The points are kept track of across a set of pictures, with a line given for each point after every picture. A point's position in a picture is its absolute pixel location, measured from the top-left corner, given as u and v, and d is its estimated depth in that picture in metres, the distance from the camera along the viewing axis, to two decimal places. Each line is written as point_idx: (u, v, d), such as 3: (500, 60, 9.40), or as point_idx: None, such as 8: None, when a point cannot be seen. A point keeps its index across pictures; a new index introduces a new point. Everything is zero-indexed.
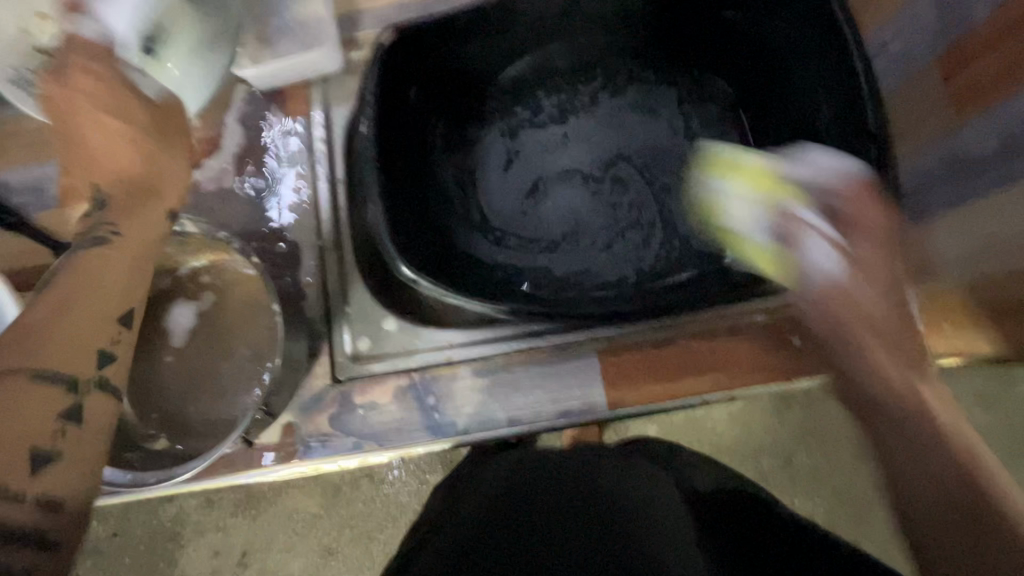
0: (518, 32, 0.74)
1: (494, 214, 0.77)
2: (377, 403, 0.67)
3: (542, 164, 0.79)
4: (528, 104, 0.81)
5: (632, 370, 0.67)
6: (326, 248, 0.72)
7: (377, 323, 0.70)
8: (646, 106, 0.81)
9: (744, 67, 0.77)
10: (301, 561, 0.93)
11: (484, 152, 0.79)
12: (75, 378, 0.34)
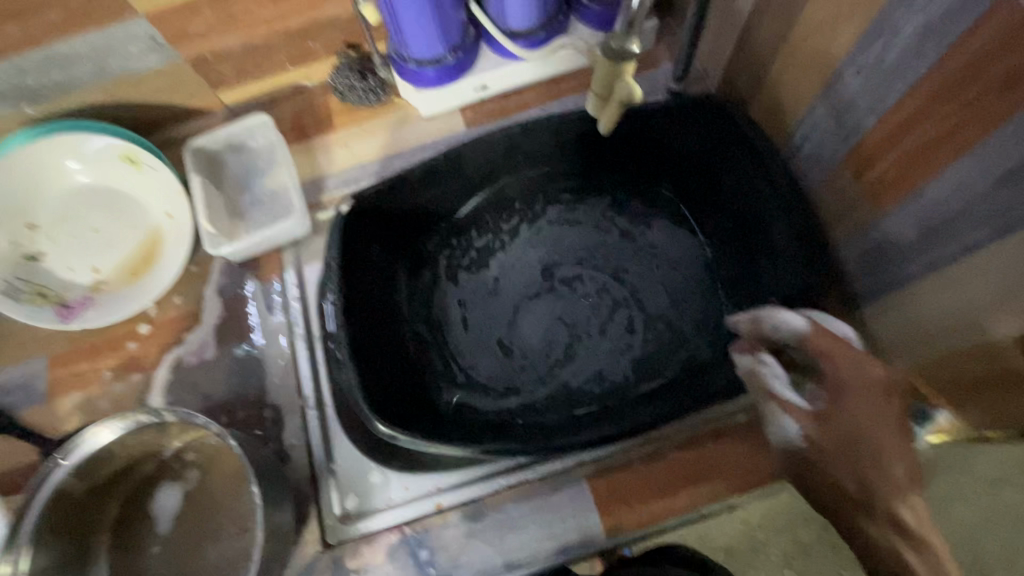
0: (462, 177, 0.81)
1: (473, 358, 0.77)
2: (371, 565, 0.65)
3: (500, 305, 0.80)
4: (468, 244, 0.83)
5: (624, 491, 0.65)
6: (308, 406, 0.74)
7: (365, 476, 0.70)
8: (574, 216, 0.84)
9: (669, 165, 0.82)
10: None
11: (446, 304, 0.80)
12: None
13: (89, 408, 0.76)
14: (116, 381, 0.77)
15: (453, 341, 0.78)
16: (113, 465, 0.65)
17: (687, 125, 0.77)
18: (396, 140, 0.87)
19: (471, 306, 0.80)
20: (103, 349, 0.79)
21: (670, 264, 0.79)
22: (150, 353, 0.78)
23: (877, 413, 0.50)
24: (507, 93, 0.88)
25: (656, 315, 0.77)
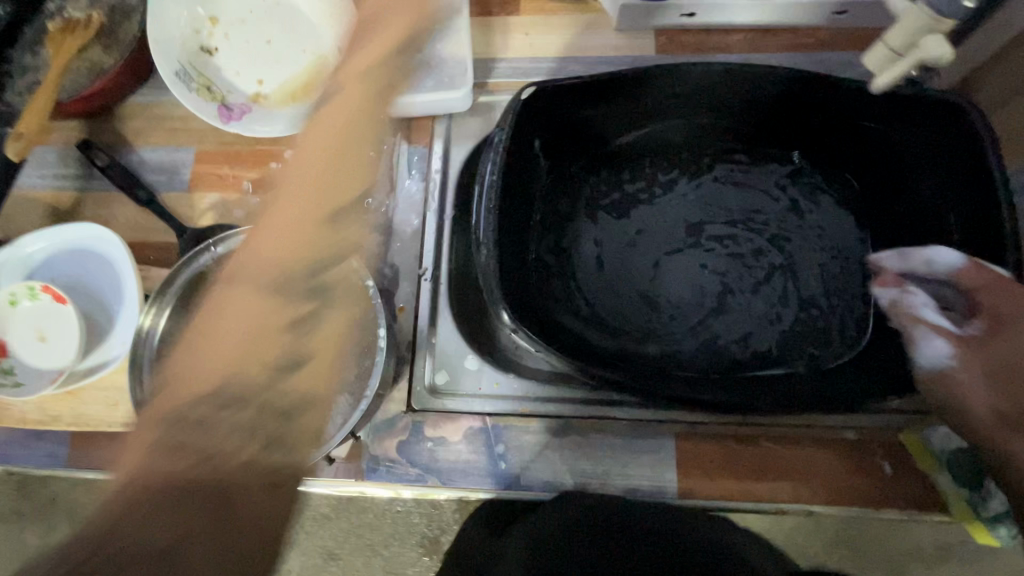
0: (636, 105, 0.76)
1: (597, 297, 0.75)
2: (447, 440, 0.67)
3: (643, 249, 0.78)
4: (618, 183, 0.81)
5: (708, 461, 0.65)
6: (424, 277, 0.74)
7: (460, 359, 0.71)
8: (731, 185, 0.81)
9: (864, 164, 0.77)
10: (299, 558, 1.18)
11: (581, 241, 0.78)
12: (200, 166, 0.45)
13: (223, 212, 0.79)
14: (252, 195, 0.79)
15: (585, 271, 0.76)
16: None
17: (918, 126, 0.69)
18: (580, 42, 0.82)
19: (604, 243, 0.78)
20: (246, 162, 0.80)
21: (830, 256, 0.77)
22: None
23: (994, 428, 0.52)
24: (712, 28, 0.80)
25: (800, 304, 0.75)
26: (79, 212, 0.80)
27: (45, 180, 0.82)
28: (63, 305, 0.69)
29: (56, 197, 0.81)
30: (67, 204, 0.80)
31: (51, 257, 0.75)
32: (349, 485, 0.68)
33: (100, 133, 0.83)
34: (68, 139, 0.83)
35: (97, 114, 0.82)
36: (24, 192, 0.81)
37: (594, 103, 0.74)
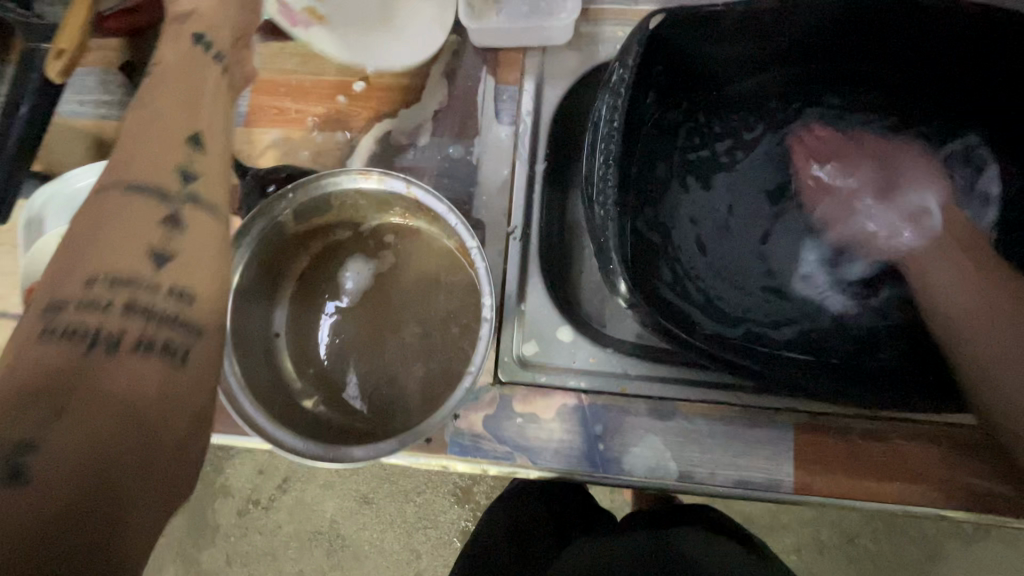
0: (753, 45, 0.64)
1: (698, 270, 0.67)
2: (538, 418, 0.62)
3: (734, 216, 0.69)
4: (705, 140, 0.71)
5: (830, 455, 0.58)
6: (513, 236, 0.66)
7: (552, 330, 0.65)
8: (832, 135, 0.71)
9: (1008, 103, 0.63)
10: (336, 501, 1.21)
11: (678, 214, 0.69)
12: (190, 282, 0.40)
13: (285, 151, 0.69)
14: (318, 133, 0.70)
15: (678, 238, 0.68)
16: (320, 219, 0.61)
17: None
18: None
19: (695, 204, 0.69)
20: (311, 94, 0.70)
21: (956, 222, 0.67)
22: (360, 117, 0.70)
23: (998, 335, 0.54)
24: None
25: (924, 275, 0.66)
26: None
27: (86, 107, 0.73)
28: None
29: (99, 126, 0.72)
30: (113, 134, 0.72)
31: None
32: (428, 459, 0.62)
33: (145, 53, 0.73)
34: (110, 60, 0.73)
35: (141, 32, 0.72)
36: (64, 119, 0.72)
37: (713, 39, 0.63)
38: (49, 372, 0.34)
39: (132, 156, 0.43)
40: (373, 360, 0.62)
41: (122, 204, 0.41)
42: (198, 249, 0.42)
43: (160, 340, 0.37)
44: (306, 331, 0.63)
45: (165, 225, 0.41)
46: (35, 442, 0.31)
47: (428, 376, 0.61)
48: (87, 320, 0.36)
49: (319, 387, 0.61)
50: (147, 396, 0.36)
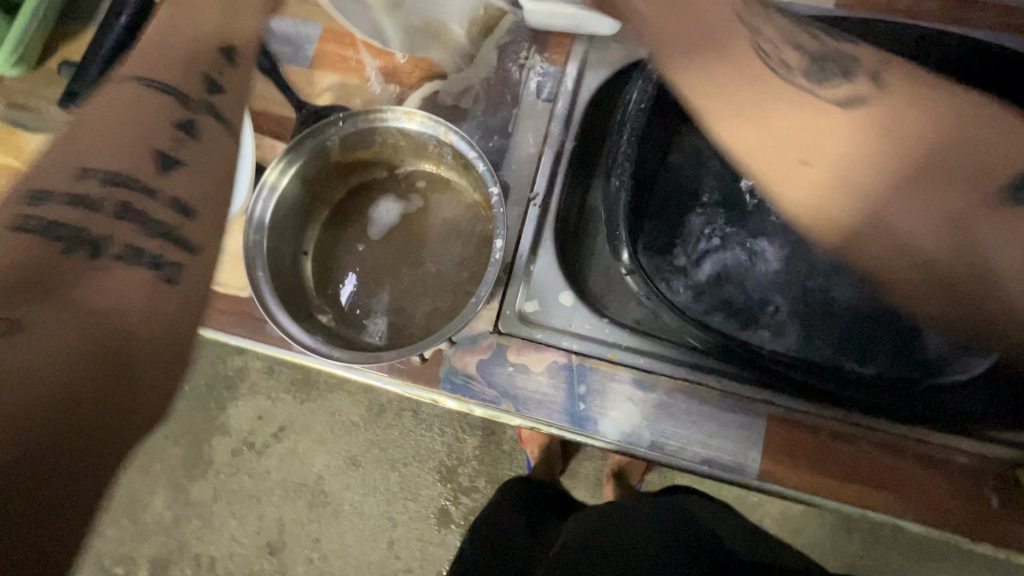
0: None
1: (703, 274, 0.68)
2: (529, 368, 0.66)
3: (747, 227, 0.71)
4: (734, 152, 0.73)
5: (797, 450, 0.61)
6: (533, 203, 0.69)
7: (555, 293, 0.68)
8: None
9: None
10: (325, 457, 1.26)
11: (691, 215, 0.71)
12: (193, 200, 0.41)
13: (341, 96, 0.76)
14: (373, 85, 0.76)
15: (687, 236, 0.70)
16: (363, 154, 0.67)
17: None
18: None
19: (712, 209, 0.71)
20: (373, 49, 0.77)
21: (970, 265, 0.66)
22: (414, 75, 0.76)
23: (926, 193, 0.35)
24: None
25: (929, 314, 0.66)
26: None
27: None
28: None
29: None
30: None
31: None
32: (422, 391, 0.67)
33: None
34: None
35: None
36: None
37: None
38: (38, 260, 0.34)
39: (159, 65, 0.44)
40: (388, 290, 0.67)
41: (133, 99, 0.42)
42: (216, 135, 0.44)
43: (151, 250, 0.39)
44: (332, 256, 0.68)
45: (176, 129, 0.42)
46: (15, 325, 0.31)
47: (435, 312, 0.66)
48: (78, 218, 0.37)
49: (335, 308, 0.67)
50: (128, 302, 0.36)
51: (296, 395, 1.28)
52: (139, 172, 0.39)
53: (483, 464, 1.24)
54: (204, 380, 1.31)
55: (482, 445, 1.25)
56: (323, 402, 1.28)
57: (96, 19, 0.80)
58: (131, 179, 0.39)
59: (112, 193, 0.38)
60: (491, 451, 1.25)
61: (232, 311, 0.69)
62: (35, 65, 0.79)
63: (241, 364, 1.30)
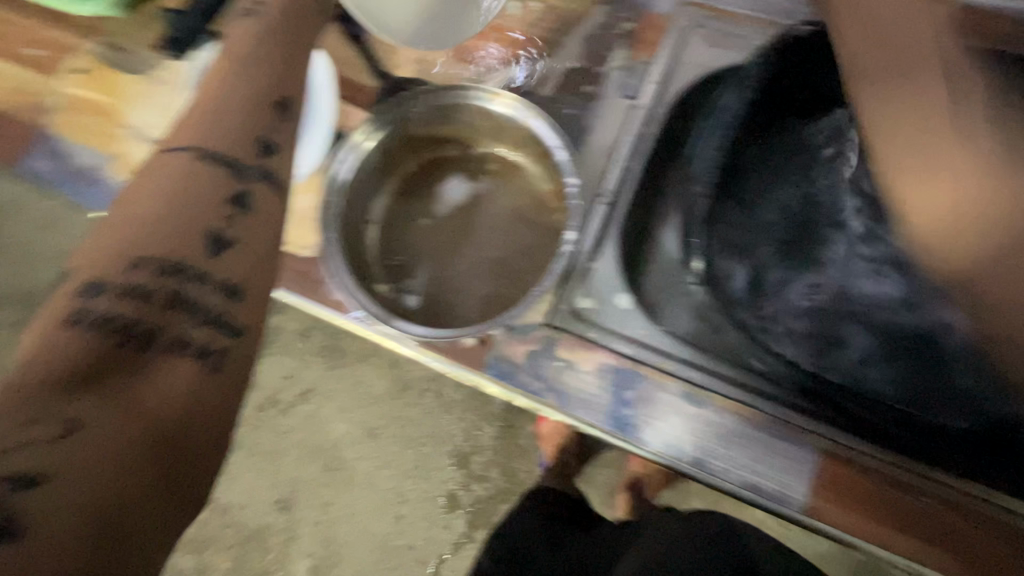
0: None
1: (772, 284, 0.63)
2: (578, 366, 0.65)
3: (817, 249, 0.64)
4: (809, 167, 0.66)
5: (849, 491, 0.58)
6: (601, 199, 0.68)
7: (612, 294, 0.66)
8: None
9: None
10: (347, 425, 1.28)
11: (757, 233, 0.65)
12: (244, 277, 0.42)
13: (422, 72, 0.75)
14: (454, 65, 0.75)
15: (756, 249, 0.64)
16: (440, 129, 0.67)
17: None
18: None
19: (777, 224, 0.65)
20: None
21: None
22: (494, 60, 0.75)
23: None
24: None
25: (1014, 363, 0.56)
26: None
27: None
28: None
29: None
30: None
31: None
32: (466, 373, 0.67)
33: None
34: None
35: None
36: None
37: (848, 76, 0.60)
38: (87, 358, 0.35)
39: (201, 130, 0.46)
40: (444, 269, 0.67)
41: (182, 175, 0.43)
42: (268, 201, 0.46)
43: (197, 340, 0.39)
44: (395, 229, 0.68)
45: (230, 210, 0.43)
46: (74, 426, 0.33)
47: (489, 297, 0.66)
48: (132, 309, 0.38)
49: (392, 279, 0.67)
50: (174, 396, 0.37)
51: (325, 360, 1.30)
52: (193, 253, 0.40)
53: (500, 456, 1.24)
54: None
55: (500, 436, 1.25)
56: (350, 371, 1.29)
57: None
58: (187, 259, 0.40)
59: (171, 285, 0.39)
60: (509, 442, 1.25)
61: (290, 269, 0.70)
62: (130, 6, 0.81)
63: (278, 323, 1.32)
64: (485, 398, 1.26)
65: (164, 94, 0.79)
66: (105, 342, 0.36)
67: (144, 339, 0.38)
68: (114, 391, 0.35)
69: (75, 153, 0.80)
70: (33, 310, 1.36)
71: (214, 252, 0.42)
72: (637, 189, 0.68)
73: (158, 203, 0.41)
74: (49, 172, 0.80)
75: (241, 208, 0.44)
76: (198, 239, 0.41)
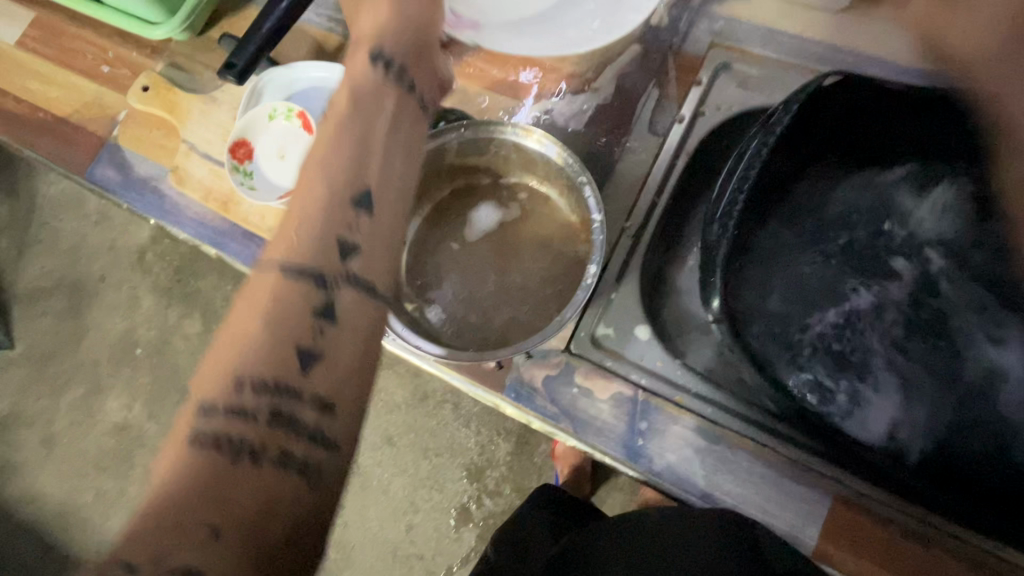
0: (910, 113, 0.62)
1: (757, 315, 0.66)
2: (594, 394, 0.66)
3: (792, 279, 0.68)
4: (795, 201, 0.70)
5: (860, 537, 0.58)
6: (626, 232, 0.70)
7: (631, 324, 0.68)
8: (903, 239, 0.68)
9: None
10: (368, 431, 1.31)
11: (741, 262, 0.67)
12: (335, 392, 0.39)
13: (461, 101, 0.79)
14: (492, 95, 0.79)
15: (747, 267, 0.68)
16: (472, 160, 0.70)
17: None
18: (894, 47, 0.70)
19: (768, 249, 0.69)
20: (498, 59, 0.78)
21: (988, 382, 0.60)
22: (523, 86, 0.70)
23: None
24: None
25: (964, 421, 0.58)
26: (337, 58, 0.84)
27: (321, 19, 0.85)
28: (309, 134, 0.78)
29: (324, 37, 0.85)
30: (332, 47, 0.84)
31: (314, 89, 0.81)
32: (487, 394, 0.70)
33: None
34: None
35: None
36: (301, 25, 0.86)
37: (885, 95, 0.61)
38: (200, 480, 0.35)
39: (295, 229, 0.43)
40: (469, 290, 0.70)
41: (281, 289, 0.40)
42: (358, 307, 0.42)
43: (298, 457, 0.38)
44: (426, 251, 0.72)
45: (317, 326, 0.40)
46: (212, 532, 0.33)
47: (512, 321, 0.68)
48: (237, 429, 0.37)
49: (419, 298, 0.70)
50: (258, 509, 0.36)
51: None
52: (285, 373, 0.38)
53: (514, 473, 1.26)
54: None
55: (515, 452, 1.26)
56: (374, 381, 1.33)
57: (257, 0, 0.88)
58: (280, 383, 0.38)
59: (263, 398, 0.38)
60: (525, 455, 1.26)
61: None
62: (200, 31, 0.88)
63: None
64: (503, 415, 1.28)
65: (221, 112, 0.84)
66: (213, 463, 0.36)
67: (253, 459, 0.37)
68: (217, 492, 0.35)
69: (136, 164, 0.86)
70: (84, 300, 1.46)
71: (302, 370, 0.39)
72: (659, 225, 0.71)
73: (249, 319, 0.40)
74: (114, 181, 0.87)
75: (328, 321, 0.41)
76: (291, 360, 0.39)
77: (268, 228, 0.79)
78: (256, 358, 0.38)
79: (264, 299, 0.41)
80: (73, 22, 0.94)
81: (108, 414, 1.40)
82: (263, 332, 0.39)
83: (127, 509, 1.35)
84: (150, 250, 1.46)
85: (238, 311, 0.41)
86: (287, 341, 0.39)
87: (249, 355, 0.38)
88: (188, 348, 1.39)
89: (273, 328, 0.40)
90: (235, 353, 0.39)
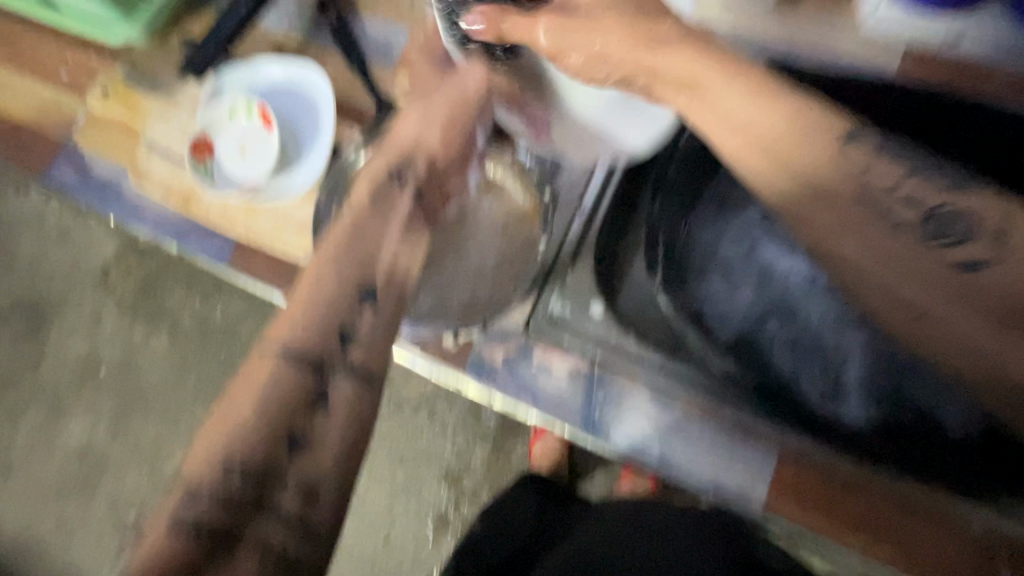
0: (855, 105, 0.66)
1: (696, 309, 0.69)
2: (551, 367, 0.69)
3: (723, 283, 0.70)
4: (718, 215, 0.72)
5: (803, 489, 0.63)
6: (579, 215, 0.72)
7: (586, 302, 0.70)
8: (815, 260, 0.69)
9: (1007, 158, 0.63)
10: None
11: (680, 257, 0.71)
12: (325, 485, 0.39)
13: None
14: None
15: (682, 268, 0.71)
16: None
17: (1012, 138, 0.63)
18: (823, 37, 0.75)
19: (704, 252, 0.72)
20: None
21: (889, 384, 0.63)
22: (483, 29, 0.52)
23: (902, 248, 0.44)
24: (974, 62, 0.72)
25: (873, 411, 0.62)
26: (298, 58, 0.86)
27: (280, 20, 0.87)
28: (268, 129, 0.79)
29: (284, 38, 0.87)
30: (292, 47, 0.86)
31: (273, 86, 0.83)
32: (449, 374, 0.71)
33: None
34: None
35: None
36: (261, 26, 0.87)
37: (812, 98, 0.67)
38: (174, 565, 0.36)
39: (312, 322, 0.43)
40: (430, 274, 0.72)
41: (283, 380, 0.40)
42: (365, 397, 0.43)
43: (277, 535, 0.38)
44: None
45: (311, 406, 0.41)
46: None
47: (470, 302, 0.70)
48: (215, 516, 0.37)
49: None
50: None
51: None
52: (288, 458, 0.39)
53: (491, 478, 1.25)
54: (238, 346, 1.34)
55: (491, 456, 1.25)
56: None
57: (216, 4, 0.90)
58: (283, 471, 0.39)
59: (250, 486, 0.38)
60: (501, 452, 1.26)
61: (290, 272, 0.78)
62: (159, 35, 0.89)
63: None
64: (476, 416, 1.27)
65: (182, 112, 0.85)
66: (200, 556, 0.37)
67: (228, 548, 0.37)
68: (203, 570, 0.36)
69: (96, 164, 0.87)
70: (45, 321, 1.42)
71: (304, 461, 0.39)
72: (614, 205, 0.73)
73: (250, 404, 0.40)
74: (74, 183, 0.87)
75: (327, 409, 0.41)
76: (296, 442, 0.39)
77: (231, 222, 0.79)
78: (238, 417, 0.39)
79: (274, 376, 0.40)
80: (31, 28, 0.94)
81: (71, 437, 1.36)
82: (262, 407, 0.39)
83: (90, 533, 1.32)
84: (116, 267, 1.41)
85: (248, 397, 0.40)
86: (292, 411, 0.40)
87: (255, 428, 0.39)
88: (153, 363, 1.36)
89: (247, 412, 0.39)
90: (233, 419, 0.39)
